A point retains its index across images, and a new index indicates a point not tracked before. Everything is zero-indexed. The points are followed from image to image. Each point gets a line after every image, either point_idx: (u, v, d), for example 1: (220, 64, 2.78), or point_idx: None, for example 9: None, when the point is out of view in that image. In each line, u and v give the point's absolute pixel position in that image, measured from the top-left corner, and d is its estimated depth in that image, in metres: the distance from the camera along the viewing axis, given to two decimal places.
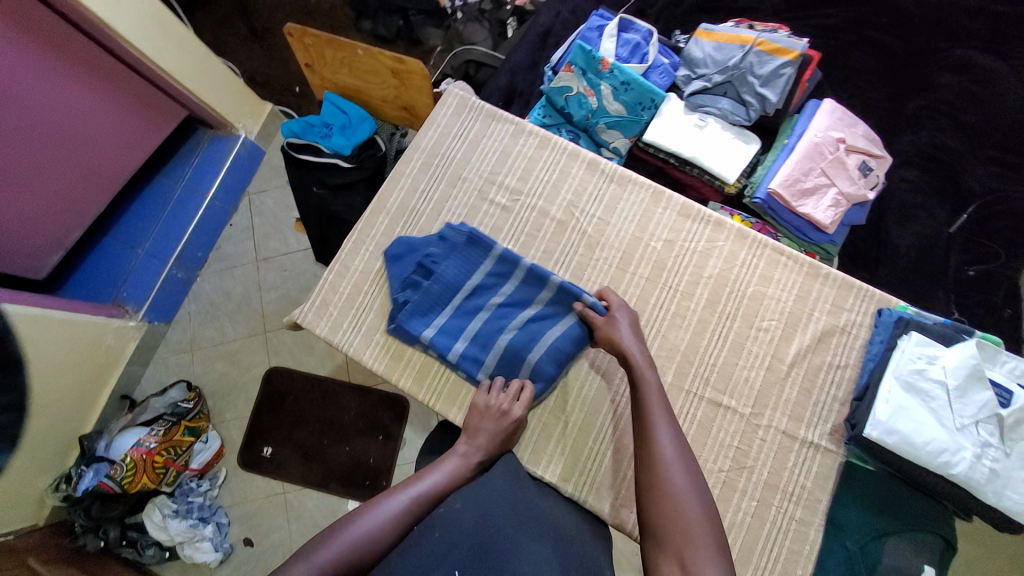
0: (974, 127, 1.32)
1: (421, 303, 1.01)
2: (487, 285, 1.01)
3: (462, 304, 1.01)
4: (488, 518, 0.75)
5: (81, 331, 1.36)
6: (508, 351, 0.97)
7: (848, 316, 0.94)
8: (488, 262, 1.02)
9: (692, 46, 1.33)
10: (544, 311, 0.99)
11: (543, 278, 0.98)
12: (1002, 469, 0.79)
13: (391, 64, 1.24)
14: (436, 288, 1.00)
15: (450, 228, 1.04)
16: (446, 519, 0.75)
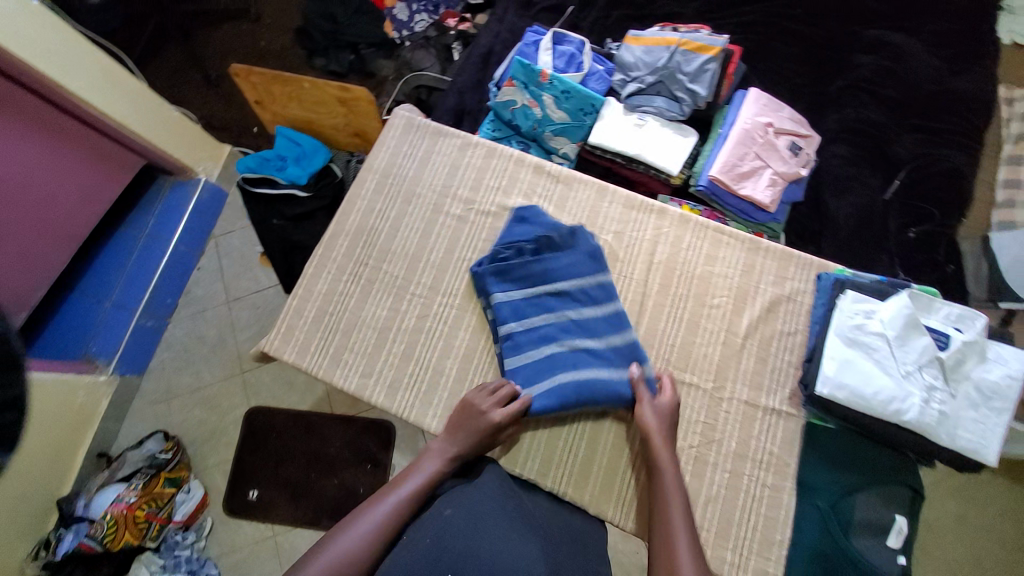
0: (893, 100, 1.42)
1: (510, 274, 0.99)
2: (590, 297, 0.99)
3: (548, 298, 0.99)
4: (478, 519, 0.75)
5: (50, 389, 1.34)
6: (546, 376, 0.93)
7: (792, 283, 1.00)
8: (599, 280, 1.00)
9: (623, 51, 1.40)
10: (603, 355, 0.95)
11: (622, 322, 0.97)
12: (949, 410, 0.83)
13: (337, 93, 1.30)
14: (539, 268, 0.99)
15: (582, 230, 1.03)
16: (437, 527, 0.74)
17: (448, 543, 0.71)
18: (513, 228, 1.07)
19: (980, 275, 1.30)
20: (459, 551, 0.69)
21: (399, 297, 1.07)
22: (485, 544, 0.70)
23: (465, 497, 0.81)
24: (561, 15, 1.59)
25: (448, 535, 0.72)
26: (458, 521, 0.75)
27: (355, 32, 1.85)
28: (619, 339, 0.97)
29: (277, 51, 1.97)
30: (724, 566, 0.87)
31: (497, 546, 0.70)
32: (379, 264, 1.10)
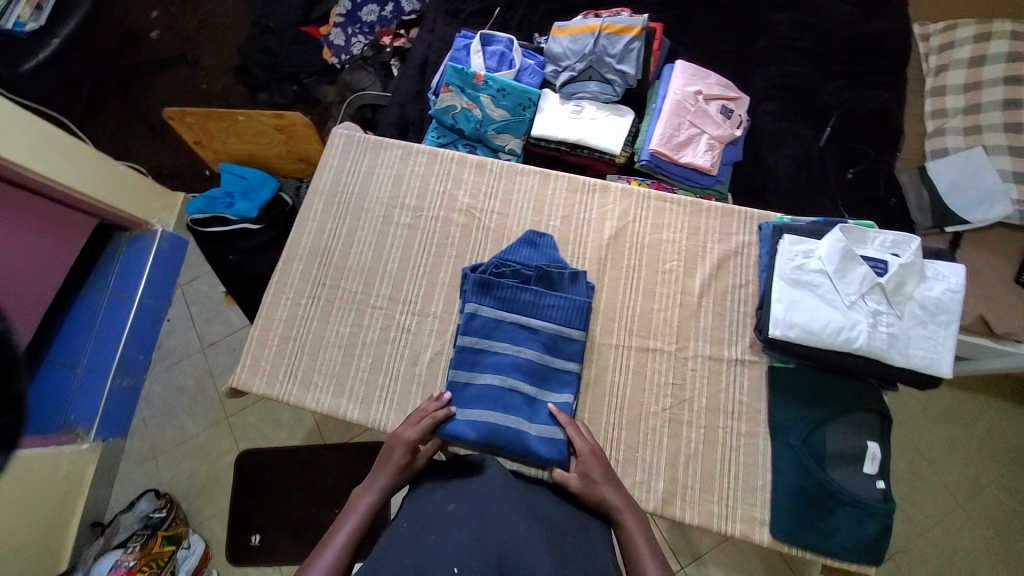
0: (815, 52, 1.48)
1: (493, 295, 0.99)
2: (561, 342, 0.98)
3: (519, 329, 0.97)
4: (483, 508, 0.70)
5: (36, 464, 1.29)
6: (480, 403, 0.93)
7: (737, 238, 1.08)
8: (564, 327, 0.98)
9: (550, 43, 1.43)
10: (535, 406, 0.94)
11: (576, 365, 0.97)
12: (898, 330, 0.87)
13: (273, 122, 1.31)
14: (525, 297, 0.98)
15: (582, 276, 1.03)
16: (440, 521, 0.69)
17: (451, 533, 0.66)
18: (518, 249, 1.06)
19: (923, 203, 1.34)
20: (464, 539, 0.64)
21: (359, 312, 1.08)
22: (492, 529, 0.65)
23: (469, 491, 0.76)
24: (487, 17, 1.62)
25: (453, 524, 0.67)
26: (462, 513, 0.70)
27: (294, 62, 1.86)
28: (561, 396, 0.96)
29: (218, 93, 1.97)
30: (712, 518, 0.92)
31: (507, 531, 0.65)
32: (336, 282, 1.10)
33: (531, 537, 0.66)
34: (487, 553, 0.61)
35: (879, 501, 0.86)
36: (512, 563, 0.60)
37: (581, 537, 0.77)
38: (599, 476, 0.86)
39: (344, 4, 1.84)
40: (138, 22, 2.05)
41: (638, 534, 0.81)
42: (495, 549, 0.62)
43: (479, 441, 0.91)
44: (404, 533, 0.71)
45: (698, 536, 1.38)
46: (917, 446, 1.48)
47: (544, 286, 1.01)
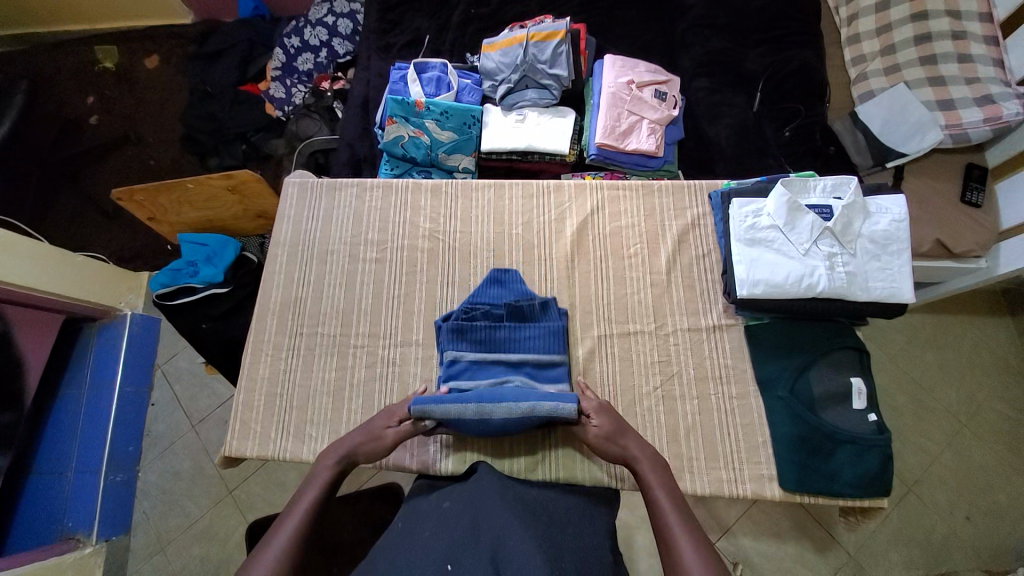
0: (733, 26, 1.55)
1: (468, 335, 0.99)
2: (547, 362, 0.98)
3: (501, 366, 0.98)
4: (477, 504, 0.74)
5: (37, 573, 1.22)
6: (476, 396, 0.89)
7: (691, 212, 1.13)
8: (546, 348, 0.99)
9: (483, 61, 1.46)
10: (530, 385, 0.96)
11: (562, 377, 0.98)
12: (855, 268, 0.92)
13: (223, 183, 1.32)
14: (501, 334, 0.99)
15: (552, 303, 1.04)
16: (435, 519, 0.74)
17: (446, 529, 0.70)
18: (485, 290, 1.06)
19: (860, 145, 1.39)
20: (457, 533, 0.68)
21: (342, 354, 1.07)
22: (486, 522, 0.69)
23: (464, 491, 0.81)
24: (419, 46, 1.65)
25: (446, 520, 0.72)
26: (457, 510, 0.75)
27: (239, 123, 1.87)
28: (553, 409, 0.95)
29: (168, 167, 1.96)
30: (723, 484, 0.93)
31: (501, 523, 0.68)
32: (314, 329, 1.10)
33: (527, 529, 0.69)
34: (484, 545, 0.64)
35: (872, 433, 0.89)
36: (506, 554, 0.62)
37: (586, 521, 0.81)
38: (608, 428, 0.88)
39: (279, 57, 1.86)
40: (74, 111, 2.03)
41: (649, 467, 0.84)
42: (491, 541, 0.65)
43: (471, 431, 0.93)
44: (399, 529, 0.76)
45: (723, 510, 1.39)
46: (912, 377, 1.52)
47: (517, 320, 1.01)
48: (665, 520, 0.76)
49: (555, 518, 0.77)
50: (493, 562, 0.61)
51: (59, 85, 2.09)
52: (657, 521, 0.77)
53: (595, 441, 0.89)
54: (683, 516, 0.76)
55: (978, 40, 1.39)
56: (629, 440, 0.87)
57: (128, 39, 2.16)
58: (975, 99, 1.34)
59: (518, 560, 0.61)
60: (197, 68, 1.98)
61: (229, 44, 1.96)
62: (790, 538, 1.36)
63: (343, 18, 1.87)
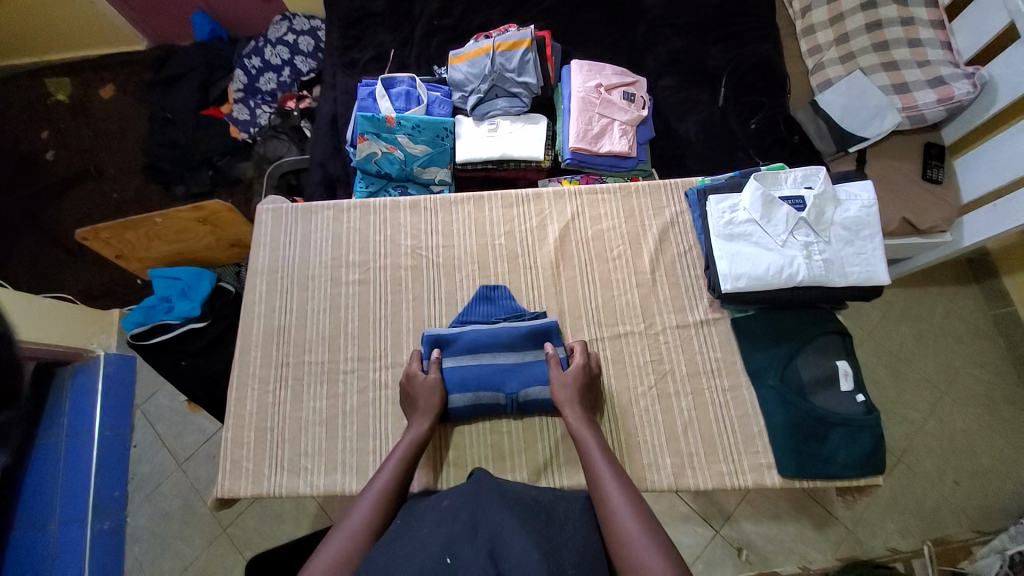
0: (693, 23, 1.58)
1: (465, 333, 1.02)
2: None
3: (495, 370, 0.99)
4: (476, 501, 0.73)
5: None
6: (472, 337, 1.01)
7: (670, 210, 1.14)
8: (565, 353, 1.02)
9: (451, 72, 1.45)
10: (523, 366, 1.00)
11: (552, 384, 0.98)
12: (831, 255, 0.95)
13: (193, 216, 1.28)
14: (496, 344, 1.01)
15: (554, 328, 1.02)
16: (434, 517, 0.72)
17: (444, 525, 0.69)
18: (474, 308, 1.07)
19: (822, 133, 1.43)
20: (456, 528, 0.67)
21: (331, 382, 1.05)
22: (484, 518, 0.68)
23: (462, 489, 0.79)
24: (385, 61, 1.64)
25: (444, 518, 0.70)
26: (455, 508, 0.73)
27: (203, 148, 1.82)
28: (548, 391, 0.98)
29: (132, 199, 1.89)
30: (724, 477, 0.95)
31: (499, 520, 0.68)
32: (300, 359, 1.07)
33: (525, 526, 0.67)
34: (483, 541, 0.63)
35: (861, 414, 0.92)
36: (504, 551, 0.62)
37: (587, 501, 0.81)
38: (563, 396, 0.93)
39: (240, 79, 1.82)
40: (29, 147, 1.95)
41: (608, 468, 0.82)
42: (489, 536, 0.64)
43: (463, 378, 0.98)
44: (395, 528, 0.73)
45: (724, 497, 1.41)
46: (890, 350, 1.58)
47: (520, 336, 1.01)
48: (608, 501, 0.77)
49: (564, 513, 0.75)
50: (492, 559, 0.60)
51: (8, 122, 2.00)
52: (602, 504, 0.77)
53: (560, 399, 0.93)
54: (630, 500, 0.76)
55: (924, 24, 1.45)
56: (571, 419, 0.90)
57: (78, 71, 2.08)
58: (927, 82, 1.39)
59: (515, 556, 0.61)
60: (155, 95, 1.92)
61: (187, 68, 1.91)
62: (792, 519, 1.38)
63: (304, 36, 1.84)
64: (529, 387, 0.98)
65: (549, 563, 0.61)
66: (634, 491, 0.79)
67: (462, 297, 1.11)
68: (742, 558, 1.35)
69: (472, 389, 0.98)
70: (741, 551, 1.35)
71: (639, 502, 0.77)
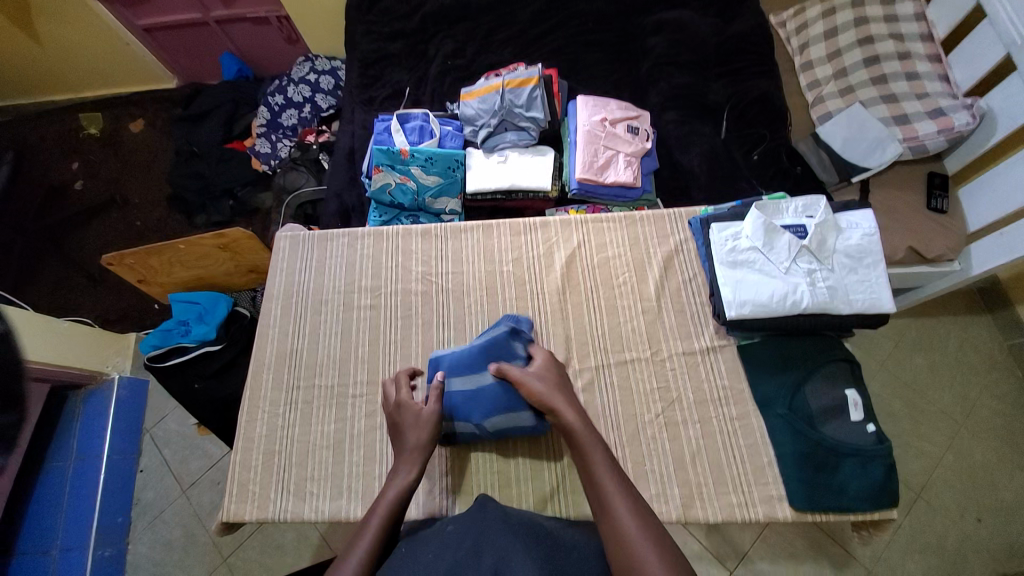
0: (694, 61, 1.65)
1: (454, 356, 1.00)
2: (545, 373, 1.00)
3: (463, 397, 0.98)
4: (481, 527, 0.72)
5: None
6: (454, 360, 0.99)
7: (675, 238, 1.17)
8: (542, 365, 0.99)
9: (463, 108, 1.52)
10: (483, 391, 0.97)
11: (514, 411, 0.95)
12: (835, 281, 0.96)
13: (215, 242, 1.33)
14: (467, 368, 0.98)
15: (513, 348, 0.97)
16: (438, 543, 0.71)
17: (448, 550, 0.68)
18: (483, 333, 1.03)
19: (825, 164, 1.46)
20: (459, 554, 0.66)
21: (340, 406, 1.07)
22: (488, 544, 0.67)
23: (468, 515, 0.79)
24: (401, 98, 1.73)
25: (448, 543, 0.69)
26: (459, 533, 0.73)
27: (225, 179, 1.91)
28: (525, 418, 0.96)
29: (154, 227, 1.97)
30: (734, 509, 0.93)
31: (501, 544, 0.67)
32: (310, 382, 1.09)
33: (529, 553, 0.66)
34: (485, 562, 0.63)
35: (873, 444, 0.90)
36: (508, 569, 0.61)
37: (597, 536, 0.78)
38: (541, 387, 0.89)
39: (263, 115, 1.93)
40: (60, 177, 2.06)
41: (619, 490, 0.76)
42: (492, 557, 0.64)
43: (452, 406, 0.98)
44: (403, 554, 0.72)
45: (736, 532, 1.36)
46: (904, 380, 1.55)
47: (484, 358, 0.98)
48: (622, 528, 0.70)
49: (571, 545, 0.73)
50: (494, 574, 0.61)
51: (43, 154, 2.12)
52: (613, 528, 0.71)
53: (533, 388, 0.89)
54: (645, 526, 0.70)
55: (921, 58, 1.51)
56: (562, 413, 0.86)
57: (111, 107, 2.22)
58: (927, 113, 1.43)
59: None
60: (183, 129, 2.03)
61: (214, 105, 2.03)
62: (809, 558, 1.33)
63: (325, 75, 1.95)
64: (492, 417, 0.96)
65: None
66: (649, 516, 0.72)
67: (470, 322, 1.13)
68: None
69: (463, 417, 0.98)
70: None
71: (656, 528, 0.71)
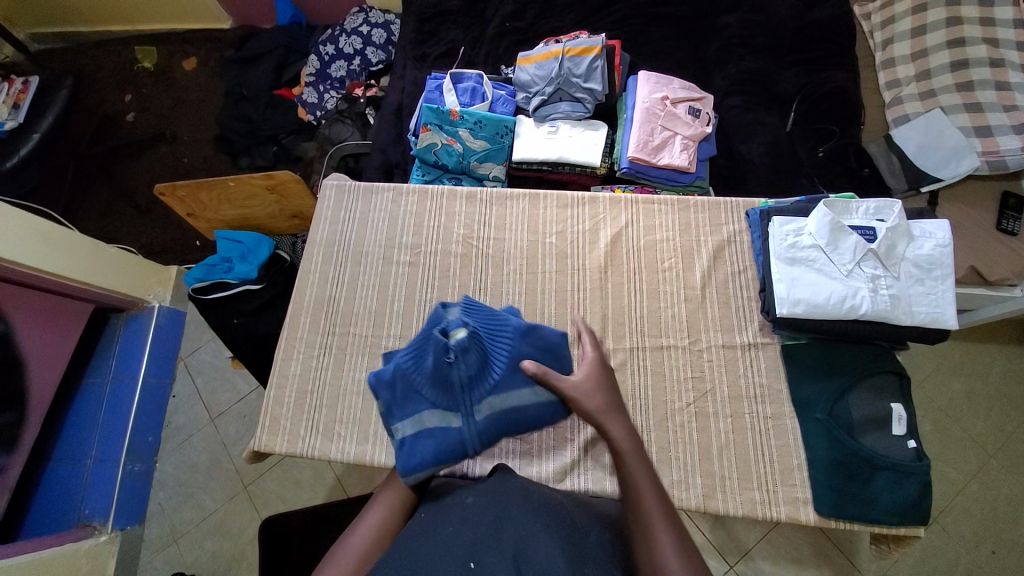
0: (766, 46, 1.55)
1: (412, 372, 0.82)
2: (450, 368, 0.77)
3: (421, 422, 0.82)
4: (501, 502, 0.69)
5: (53, 563, 1.23)
6: (405, 383, 0.84)
7: (728, 227, 1.13)
8: (435, 354, 0.77)
9: (518, 73, 1.47)
10: (421, 417, 0.82)
11: (439, 441, 0.80)
12: (898, 290, 0.92)
13: (263, 183, 1.35)
14: (409, 393, 0.83)
15: (433, 373, 0.80)
16: (459, 515, 0.69)
17: (469, 527, 0.66)
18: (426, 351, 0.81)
19: (894, 169, 1.38)
20: (481, 533, 0.63)
21: (373, 356, 1.09)
22: (510, 523, 0.64)
23: (487, 487, 0.74)
24: (454, 57, 1.69)
25: (469, 517, 0.67)
26: (480, 506, 0.69)
27: (272, 125, 1.92)
28: (447, 416, 0.81)
29: (200, 165, 2.02)
30: (755, 506, 0.92)
31: (523, 523, 0.64)
32: (345, 330, 1.11)
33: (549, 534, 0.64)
34: (507, 544, 0.61)
35: (912, 461, 0.88)
36: (529, 554, 0.60)
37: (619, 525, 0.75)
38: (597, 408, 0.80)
39: (314, 63, 1.92)
40: (113, 108, 2.11)
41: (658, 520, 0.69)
42: (514, 540, 0.62)
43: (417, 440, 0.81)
44: (422, 522, 0.71)
45: (742, 532, 1.36)
46: (940, 404, 1.49)
47: (429, 381, 0.81)
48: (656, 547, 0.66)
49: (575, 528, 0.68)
50: (515, 561, 0.59)
51: (100, 84, 2.17)
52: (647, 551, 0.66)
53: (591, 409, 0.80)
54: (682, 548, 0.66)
55: (1016, 68, 1.38)
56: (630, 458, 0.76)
57: (165, 42, 2.24)
58: (1012, 127, 1.32)
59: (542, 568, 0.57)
60: (234, 70, 2.04)
61: (266, 49, 2.02)
62: (813, 566, 1.32)
63: (378, 27, 1.91)
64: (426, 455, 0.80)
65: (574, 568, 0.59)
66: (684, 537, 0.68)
67: (508, 289, 1.12)
68: None
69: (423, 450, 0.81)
70: None
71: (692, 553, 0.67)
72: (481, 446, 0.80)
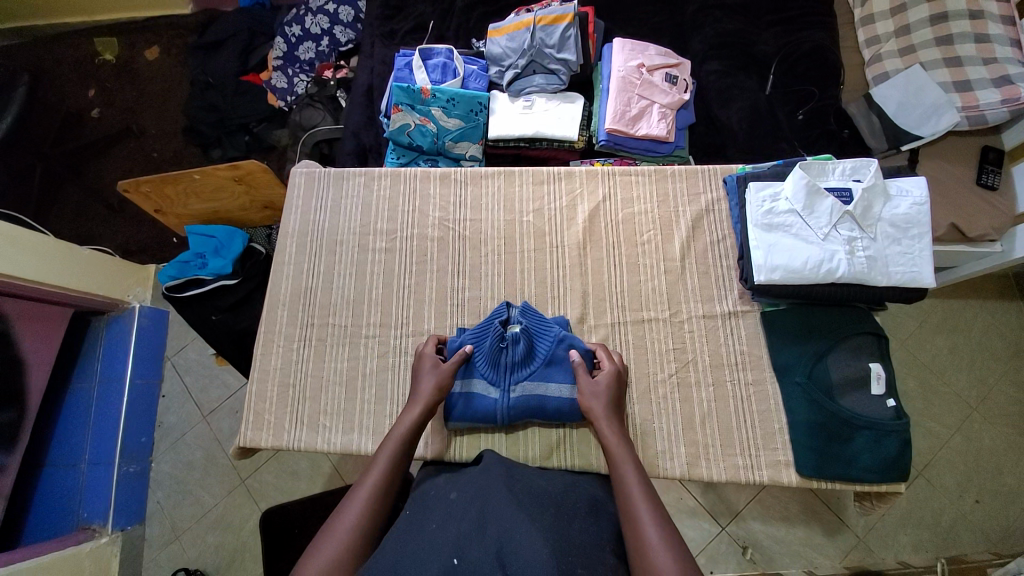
0: (744, 7, 1.51)
1: (474, 351, 0.98)
2: (501, 352, 0.96)
3: (468, 389, 0.97)
4: (486, 495, 0.70)
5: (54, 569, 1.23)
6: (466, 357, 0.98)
7: (706, 196, 1.11)
8: (492, 339, 0.96)
9: (489, 46, 1.42)
10: (471, 385, 0.97)
11: (479, 407, 0.95)
12: (875, 252, 0.91)
13: (230, 174, 1.30)
14: (466, 365, 0.98)
15: (490, 354, 0.95)
16: (443, 510, 0.69)
17: (453, 521, 0.65)
18: (486, 334, 0.97)
19: (875, 129, 1.37)
20: (465, 526, 0.64)
21: (353, 345, 1.07)
22: (493, 515, 0.65)
23: (470, 481, 0.76)
24: (423, 33, 1.62)
25: (453, 512, 0.67)
26: (464, 501, 0.70)
27: (241, 113, 1.85)
28: (489, 387, 0.96)
29: (171, 159, 1.95)
30: (740, 471, 0.93)
31: (507, 517, 0.64)
32: (324, 321, 1.10)
33: (532, 521, 0.64)
34: (491, 540, 0.60)
35: (891, 419, 0.89)
36: (513, 550, 0.59)
37: (601, 509, 0.77)
38: (598, 408, 0.87)
39: (280, 46, 1.83)
40: (76, 103, 2.02)
41: (640, 495, 0.74)
42: (498, 534, 0.61)
43: (461, 405, 0.95)
44: (406, 518, 0.71)
45: (733, 494, 1.39)
46: (923, 361, 1.51)
47: (485, 357, 0.96)
48: (637, 519, 0.71)
49: (557, 515, 0.69)
50: (500, 559, 0.58)
51: (60, 78, 2.07)
52: (630, 520, 0.72)
53: (592, 406, 0.88)
54: (660, 521, 0.70)
55: (995, 19, 1.35)
56: (614, 450, 0.82)
57: (126, 32, 2.13)
58: (992, 80, 1.30)
59: (524, 560, 0.57)
60: (198, 58, 1.95)
61: (229, 33, 1.93)
62: (802, 523, 1.36)
63: (344, 5, 1.83)
64: (465, 414, 0.95)
65: (559, 560, 0.59)
66: (664, 512, 0.72)
67: (486, 271, 1.10)
68: (747, 557, 1.33)
69: (465, 411, 0.95)
70: (748, 549, 1.34)
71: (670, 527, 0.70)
72: (508, 417, 0.94)
